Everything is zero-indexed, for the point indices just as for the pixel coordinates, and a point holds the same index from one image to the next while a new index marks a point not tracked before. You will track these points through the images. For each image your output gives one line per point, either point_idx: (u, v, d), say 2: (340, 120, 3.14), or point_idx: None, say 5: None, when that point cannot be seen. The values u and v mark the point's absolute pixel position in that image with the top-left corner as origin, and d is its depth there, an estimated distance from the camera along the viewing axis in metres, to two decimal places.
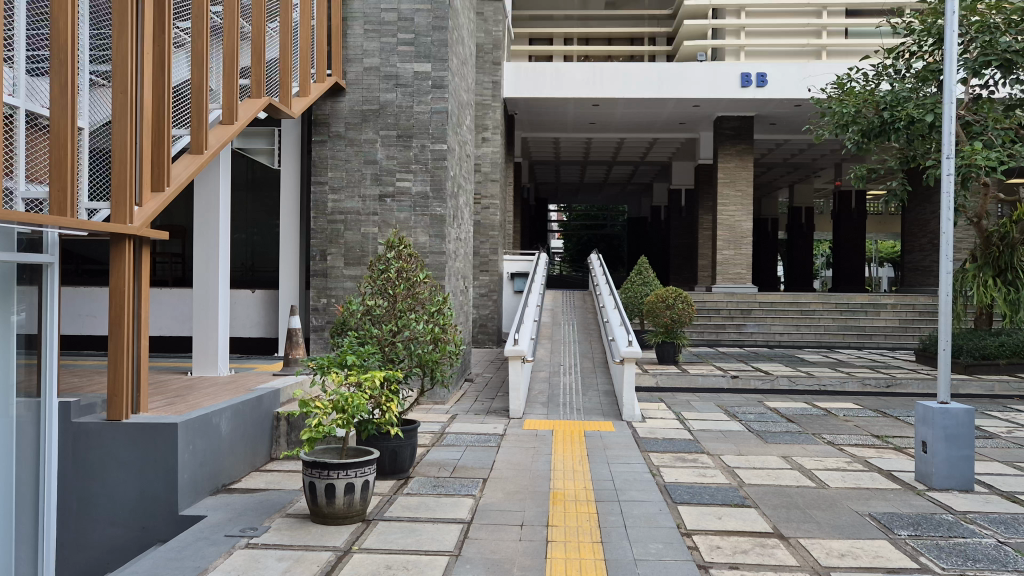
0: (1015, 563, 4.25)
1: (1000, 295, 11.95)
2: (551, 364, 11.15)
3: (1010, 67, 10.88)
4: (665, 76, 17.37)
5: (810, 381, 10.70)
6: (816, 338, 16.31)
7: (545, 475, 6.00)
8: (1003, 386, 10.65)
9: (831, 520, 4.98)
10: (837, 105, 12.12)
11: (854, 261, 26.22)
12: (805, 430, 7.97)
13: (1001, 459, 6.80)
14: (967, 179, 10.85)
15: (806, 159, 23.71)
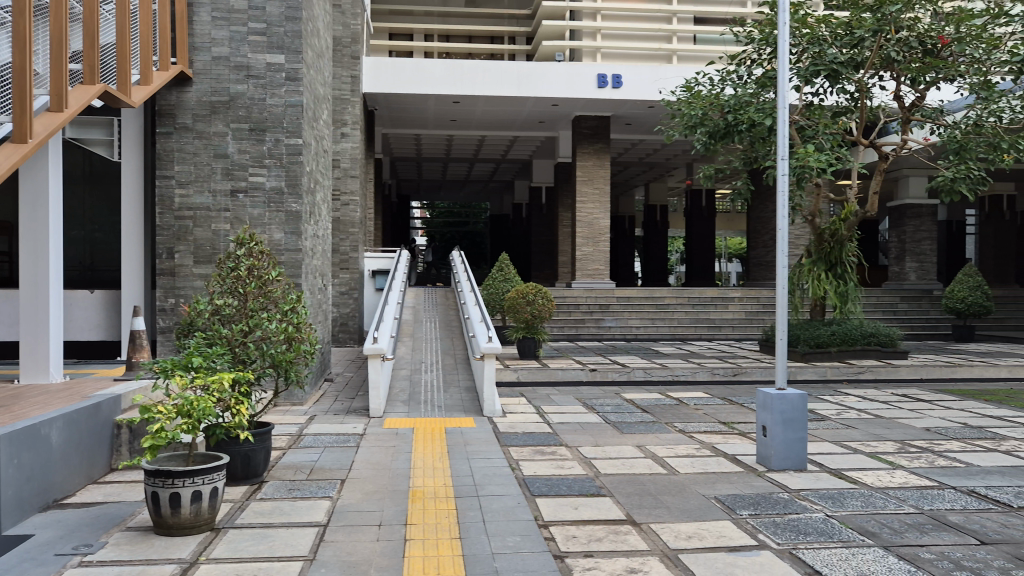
0: (841, 534, 4.59)
1: (832, 288, 12.96)
2: (411, 362, 11.05)
3: (836, 76, 11.72)
4: (524, 75, 17.63)
5: (663, 372, 11.15)
6: (670, 331, 16.98)
7: (404, 474, 5.95)
8: (835, 371, 11.48)
9: (680, 504, 5.20)
10: (685, 107, 12.68)
11: (704, 256, 27.52)
12: (658, 420, 8.28)
13: (831, 440, 7.32)
14: (802, 179, 11.59)
15: (660, 158, 24.69)
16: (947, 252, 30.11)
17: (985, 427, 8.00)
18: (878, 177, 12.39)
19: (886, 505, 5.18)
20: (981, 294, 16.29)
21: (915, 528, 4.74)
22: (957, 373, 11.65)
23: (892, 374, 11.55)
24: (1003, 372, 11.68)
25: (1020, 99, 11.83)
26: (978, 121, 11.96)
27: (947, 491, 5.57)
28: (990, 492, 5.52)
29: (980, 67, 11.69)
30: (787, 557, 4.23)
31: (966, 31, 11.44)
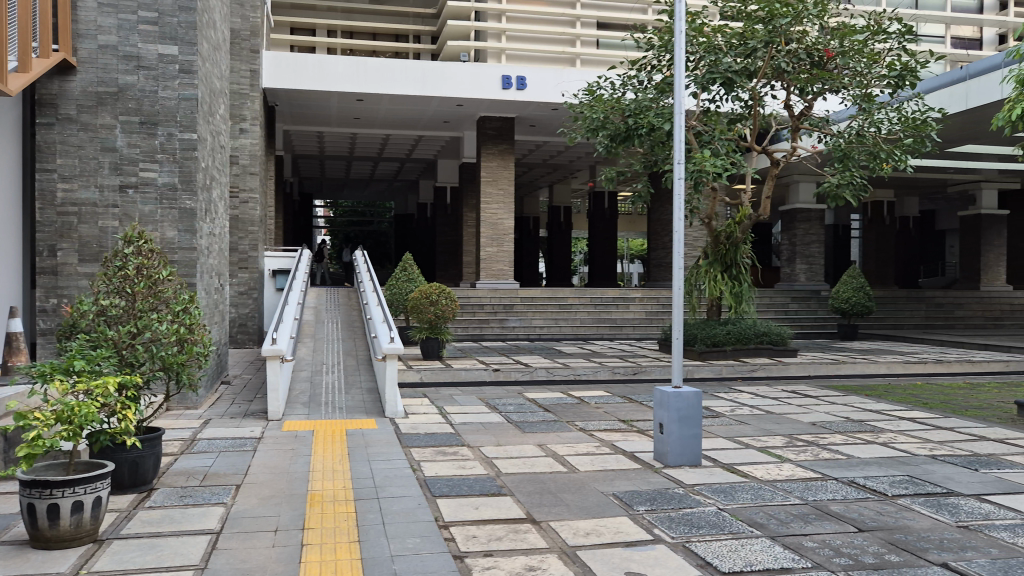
0: (731, 526, 4.76)
1: (727, 288, 13.43)
2: (312, 363, 10.83)
3: (731, 85, 12.15)
4: (429, 74, 17.56)
5: (565, 371, 11.30)
6: (573, 331, 17.22)
7: (303, 477, 5.84)
8: (729, 369, 11.87)
9: (579, 502, 5.28)
10: (587, 110, 12.89)
11: (607, 258, 28.04)
12: (559, 419, 8.39)
13: (724, 436, 7.57)
14: (698, 183, 11.95)
15: (564, 160, 25.02)
16: (834, 254, 31.62)
17: (865, 420, 8.44)
18: (769, 182, 12.86)
19: (773, 497, 5.40)
20: (864, 295, 17.16)
21: (800, 518, 4.96)
22: (842, 370, 12.25)
23: (782, 371, 12.05)
24: (883, 368, 12.35)
25: (898, 110, 12.55)
26: (861, 130, 12.61)
27: (830, 482, 5.86)
28: (869, 482, 5.83)
29: (862, 80, 12.34)
30: (680, 550, 4.35)
31: (849, 45, 12.04)
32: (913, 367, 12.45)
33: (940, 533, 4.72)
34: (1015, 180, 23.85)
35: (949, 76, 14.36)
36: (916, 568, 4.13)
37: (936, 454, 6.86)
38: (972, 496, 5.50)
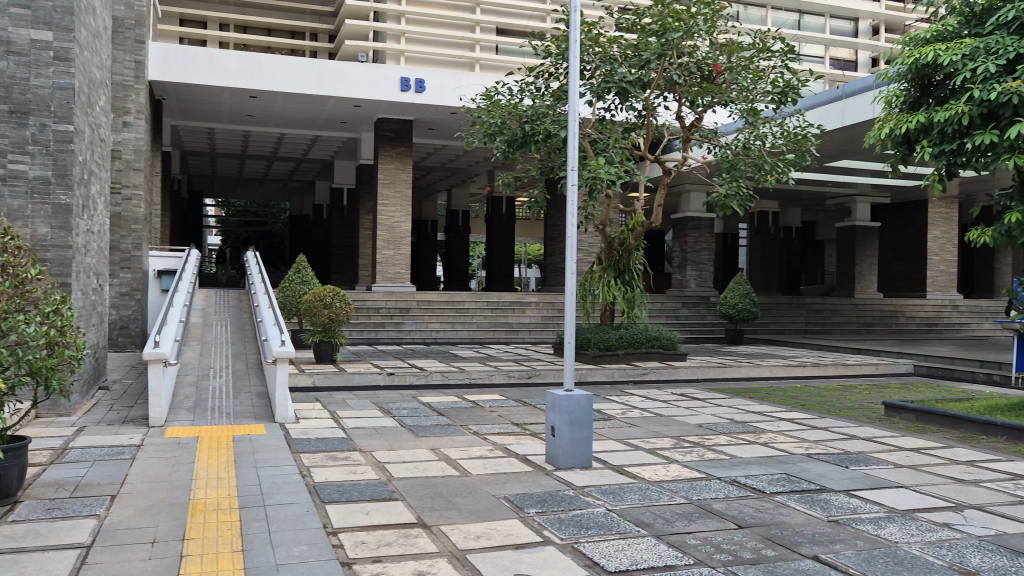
0: (619, 526, 4.86)
1: (620, 293, 13.75)
2: (198, 368, 10.44)
3: (625, 94, 12.44)
4: (325, 73, 17.25)
5: (461, 375, 11.30)
6: (470, 335, 17.25)
7: (185, 485, 5.61)
8: (621, 372, 12.14)
9: (470, 505, 5.28)
10: (484, 115, 12.92)
11: (505, 262, 28.21)
12: (453, 423, 8.37)
13: (615, 438, 7.72)
14: (592, 189, 12.15)
15: (462, 164, 25.06)
16: (722, 262, 32.85)
17: (748, 421, 8.79)
18: (662, 191, 13.19)
19: (660, 496, 5.55)
20: (750, 301, 17.85)
21: (684, 517, 5.11)
22: (728, 373, 12.72)
23: (671, 375, 12.40)
24: (765, 371, 12.90)
25: (781, 125, 13.13)
26: (747, 144, 13.12)
27: (714, 481, 6.06)
28: (749, 480, 6.07)
29: (749, 95, 12.85)
30: (569, 551, 4.41)
31: (736, 61, 12.56)
32: (792, 370, 13.06)
33: (812, 527, 4.95)
34: (886, 194, 25.38)
35: (826, 94, 15.13)
36: (789, 561, 4.32)
37: (811, 452, 7.21)
38: (842, 492, 5.80)
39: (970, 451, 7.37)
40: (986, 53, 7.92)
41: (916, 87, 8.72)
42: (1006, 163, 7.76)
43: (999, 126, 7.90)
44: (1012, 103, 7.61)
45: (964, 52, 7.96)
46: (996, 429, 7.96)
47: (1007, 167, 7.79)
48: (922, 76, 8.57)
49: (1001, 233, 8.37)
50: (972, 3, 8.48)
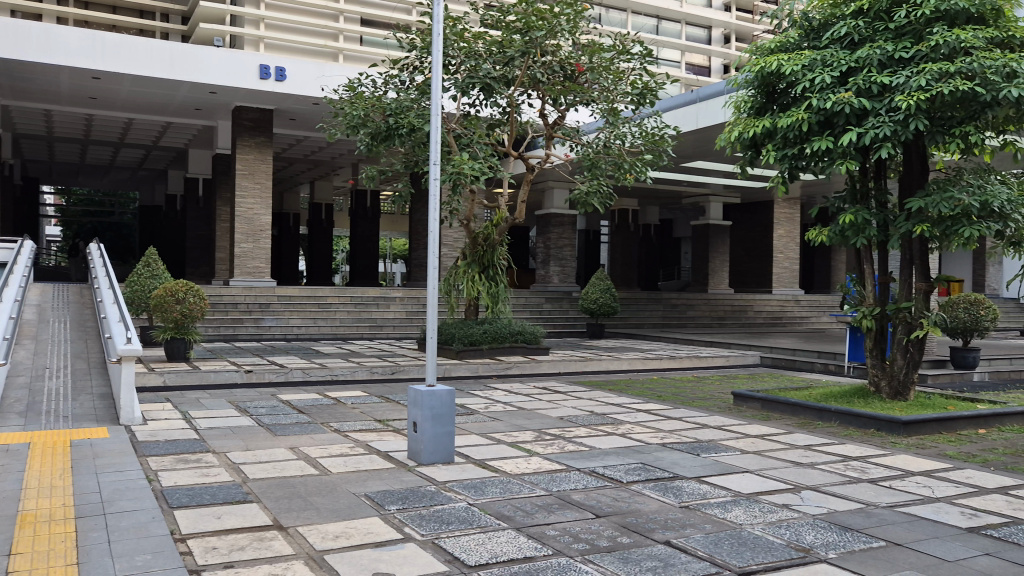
0: (479, 520, 4.88)
1: (484, 289, 13.84)
2: (32, 368, 9.70)
3: (489, 90, 12.54)
4: (177, 56, 16.42)
5: (322, 372, 11.05)
6: (332, 331, 16.88)
7: (14, 496, 5.19)
8: (484, 367, 12.23)
9: (330, 504, 5.16)
10: (347, 107, 12.70)
11: (369, 257, 27.81)
12: (313, 421, 8.16)
13: (477, 432, 7.75)
14: (456, 185, 12.16)
15: (325, 157, 24.51)
16: (584, 258, 33.75)
17: (607, 413, 9.03)
18: (525, 187, 13.31)
19: (521, 489, 5.62)
20: (610, 296, 18.39)
21: (544, 509, 5.20)
22: (587, 367, 13.07)
23: (534, 369, 12.60)
24: (624, 365, 13.33)
25: (639, 126, 13.55)
26: (607, 143, 13.46)
27: (573, 472, 6.20)
28: (607, 470, 6.24)
29: (609, 95, 13.16)
30: (429, 547, 4.38)
31: (597, 61, 12.91)
32: (650, 363, 13.56)
33: (665, 513, 5.15)
34: (736, 194, 26.72)
35: (682, 97, 15.76)
36: (643, 547, 4.47)
37: (666, 442, 7.50)
38: (693, 478, 6.07)
39: (808, 437, 7.88)
40: (823, 65, 8.48)
41: (762, 94, 9.20)
42: (839, 168, 8.34)
43: (834, 133, 8.47)
44: (845, 112, 8.19)
45: (804, 62, 8.49)
46: (832, 414, 8.56)
47: (840, 172, 8.37)
48: (767, 84, 9.07)
49: (836, 234, 8.97)
50: (810, 18, 9.05)
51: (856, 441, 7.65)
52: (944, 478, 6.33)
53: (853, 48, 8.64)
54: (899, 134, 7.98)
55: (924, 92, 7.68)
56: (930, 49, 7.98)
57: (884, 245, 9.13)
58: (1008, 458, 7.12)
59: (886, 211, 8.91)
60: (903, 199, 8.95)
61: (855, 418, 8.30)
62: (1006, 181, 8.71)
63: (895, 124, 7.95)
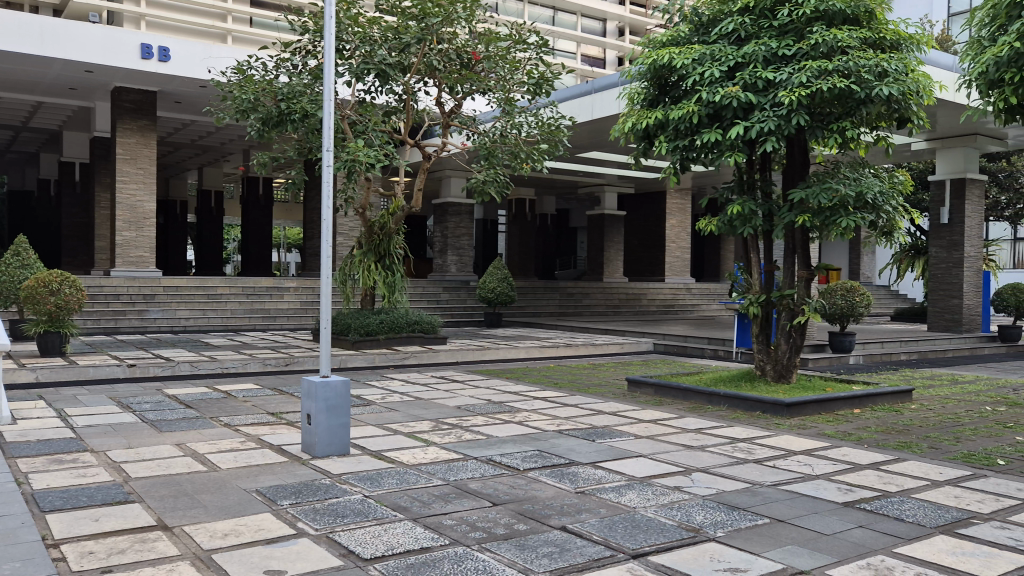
0: (374, 512, 4.81)
1: (381, 278, 13.66)
2: None
3: (385, 76, 12.36)
4: (48, 32, 15.45)
5: (212, 365, 10.66)
6: (223, 323, 16.33)
7: None
8: (381, 357, 12.10)
9: (218, 501, 4.98)
10: (236, 91, 12.25)
11: (261, 246, 27.02)
12: (201, 415, 7.86)
13: (374, 423, 7.64)
14: (351, 173, 11.94)
15: (214, 142, 23.65)
16: (482, 247, 33.84)
17: (504, 402, 9.08)
18: (422, 175, 13.16)
19: (417, 480, 5.58)
20: (507, 285, 18.50)
21: (441, 498, 5.17)
22: (485, 356, 13.11)
23: (431, 359, 12.54)
24: (521, 353, 13.45)
25: (535, 116, 13.62)
26: (504, 132, 13.48)
27: (470, 461, 6.19)
28: (504, 458, 6.27)
29: (505, 85, 13.21)
30: (323, 541, 4.29)
31: (493, 51, 12.93)
32: (546, 351, 13.73)
33: (561, 499, 5.21)
34: (631, 185, 27.31)
35: (577, 88, 15.94)
36: (539, 534, 4.50)
37: (561, 428, 7.60)
38: (589, 464, 6.17)
39: (698, 420, 8.14)
40: (712, 59, 8.74)
41: (654, 86, 9.40)
42: (728, 160, 8.60)
43: (722, 125, 8.74)
44: (732, 106, 8.47)
45: (694, 56, 8.72)
46: (721, 398, 8.87)
47: (728, 164, 8.62)
48: (659, 76, 9.26)
49: (724, 224, 9.28)
50: (700, 13, 9.29)
51: (743, 423, 7.96)
52: (823, 456, 6.66)
53: (740, 43, 8.93)
54: (782, 128, 8.31)
55: (805, 89, 8.03)
56: (810, 48, 8.36)
57: (769, 234, 9.49)
58: (880, 435, 7.55)
59: (771, 202, 9.26)
60: (786, 190, 9.33)
61: (741, 402, 8.63)
62: (879, 175, 9.20)
63: (779, 119, 8.28)
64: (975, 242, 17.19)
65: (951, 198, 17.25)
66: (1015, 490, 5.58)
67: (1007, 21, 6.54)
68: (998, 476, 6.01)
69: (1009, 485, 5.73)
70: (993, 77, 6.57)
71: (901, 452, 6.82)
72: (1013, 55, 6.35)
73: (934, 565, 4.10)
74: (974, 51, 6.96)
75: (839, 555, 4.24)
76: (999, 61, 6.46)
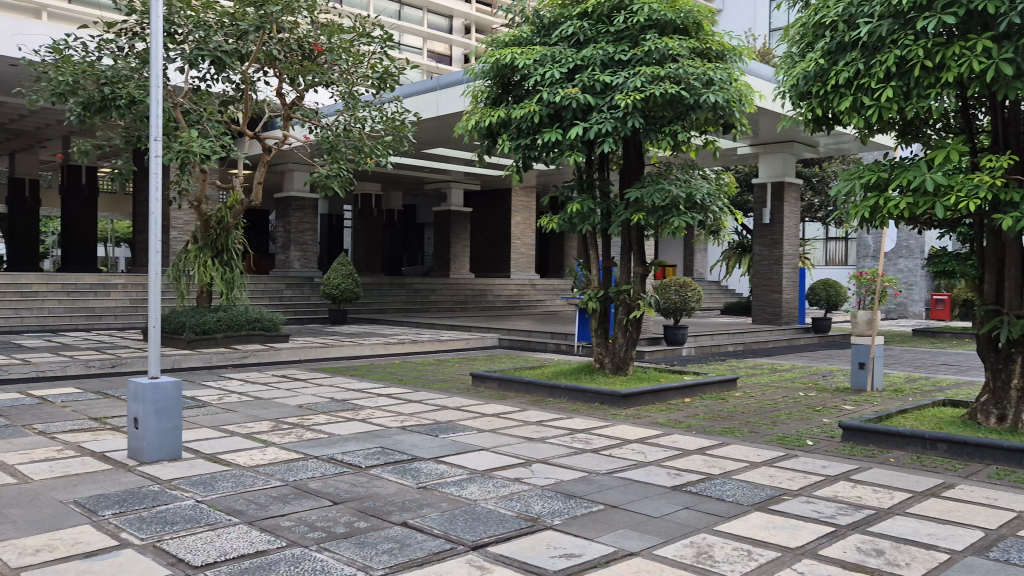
0: (207, 517, 4.63)
1: (218, 274, 13.08)
2: None
3: (220, 64, 11.85)
4: None
5: (25, 368, 9.85)
6: (39, 323, 15.09)
7: None
8: (219, 356, 11.59)
9: (29, 516, 4.63)
10: (52, 71, 11.35)
11: (84, 240, 25.16)
12: (12, 424, 7.26)
13: (208, 425, 7.34)
14: (184, 164, 11.34)
15: (28, 126, 21.81)
16: (327, 243, 33.14)
17: (347, 399, 8.97)
18: (261, 168, 12.72)
19: (254, 482, 5.41)
20: (352, 282, 18.21)
21: (279, 500, 5.05)
22: (329, 353, 12.86)
23: (272, 357, 12.16)
24: (366, 350, 13.31)
25: (379, 110, 13.47)
26: (347, 126, 13.23)
27: (310, 460, 6.08)
28: (346, 456, 6.19)
29: (348, 78, 12.98)
30: (149, 551, 4.09)
31: (336, 43, 12.70)
32: (392, 348, 13.65)
33: (403, 495, 5.22)
34: (477, 182, 27.52)
35: (421, 84, 15.92)
36: (379, 531, 4.49)
37: (405, 424, 7.59)
38: (431, 459, 6.20)
39: (539, 413, 8.35)
40: (552, 60, 8.97)
41: (498, 85, 9.57)
42: (568, 159, 8.85)
43: (562, 126, 8.98)
44: (572, 107, 8.72)
45: (535, 57, 8.93)
46: (561, 391, 9.14)
47: (569, 163, 8.88)
48: (502, 75, 9.42)
49: (564, 222, 9.54)
50: (541, 15, 9.51)
51: (582, 415, 8.25)
52: (655, 443, 7.01)
53: (579, 46, 9.22)
54: (618, 130, 8.65)
55: (639, 93, 8.40)
56: (644, 54, 8.77)
57: (606, 232, 9.84)
58: (706, 422, 8.03)
59: (609, 200, 9.61)
60: (623, 189, 9.71)
61: (581, 393, 8.93)
62: (707, 177, 9.77)
63: (615, 121, 8.61)
64: (792, 240, 18.60)
65: (772, 200, 18.55)
66: (822, 468, 6.10)
67: (814, 39, 7.16)
68: (808, 455, 6.55)
69: (817, 463, 6.26)
70: (803, 89, 7.13)
71: (725, 437, 7.30)
72: (819, 69, 6.96)
73: (750, 539, 4.42)
74: (787, 65, 7.53)
75: (666, 536, 4.49)
76: (808, 75, 7.05)
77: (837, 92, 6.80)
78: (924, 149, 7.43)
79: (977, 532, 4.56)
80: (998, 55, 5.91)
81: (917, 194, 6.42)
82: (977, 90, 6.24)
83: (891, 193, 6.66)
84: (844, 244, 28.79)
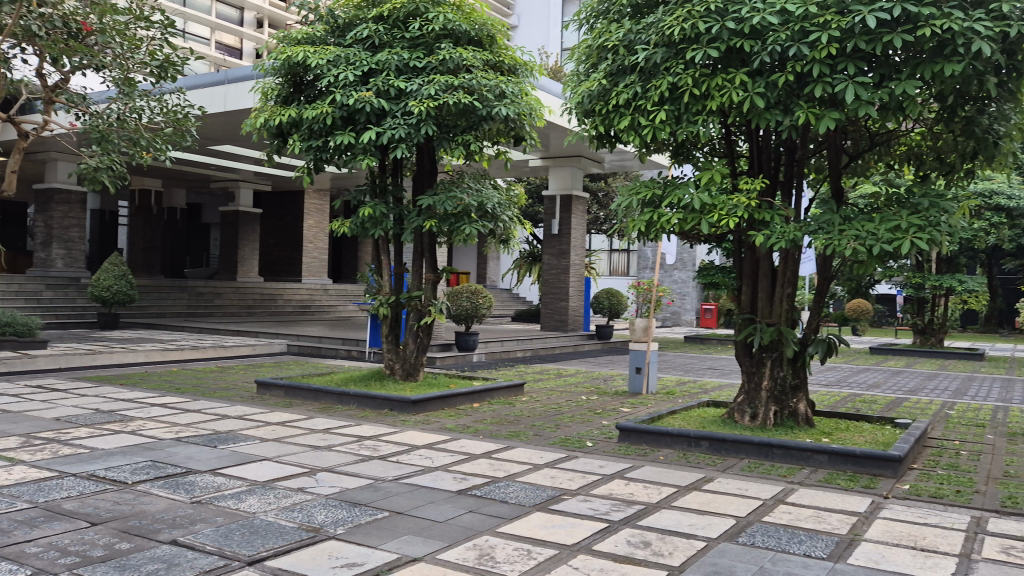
0: None
1: None
2: None
3: None
4: None
5: None
6: None
7: None
8: None
9: None
10: None
11: None
12: None
13: None
14: None
15: None
16: (97, 241, 30.56)
17: (115, 410, 8.28)
18: (17, 156, 11.48)
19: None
20: (125, 284, 16.87)
21: (25, 524, 4.55)
22: (96, 361, 11.82)
23: (27, 366, 10.97)
24: (140, 358, 12.37)
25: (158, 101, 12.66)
26: (121, 116, 12.27)
27: (67, 479, 5.54)
28: (110, 472, 5.71)
29: (123, 63, 12.02)
30: None
31: (108, 24, 11.75)
32: (170, 355, 12.79)
33: (173, 511, 4.89)
34: (267, 182, 26.48)
35: (207, 77, 15.15)
36: (144, 551, 4.18)
37: (180, 436, 7.13)
38: (207, 471, 5.86)
39: (327, 420, 8.15)
40: (346, 62, 8.81)
41: (289, 83, 9.25)
42: (360, 163, 8.73)
43: (355, 129, 8.85)
44: (365, 110, 8.62)
45: (328, 58, 8.73)
46: (350, 398, 8.97)
47: (361, 166, 8.75)
48: (293, 73, 9.13)
49: (356, 227, 9.36)
50: (335, 15, 9.32)
51: (370, 421, 8.14)
52: (443, 448, 7.06)
53: (374, 50, 9.14)
54: (411, 136, 8.67)
55: (433, 101, 8.45)
56: (438, 62, 8.85)
57: (399, 237, 9.80)
58: (493, 427, 8.21)
59: (401, 207, 9.58)
60: (415, 195, 9.72)
61: (370, 400, 8.83)
62: (498, 187, 9.98)
63: (408, 127, 8.61)
64: (578, 251, 19.51)
65: (560, 212, 19.37)
66: (599, 467, 6.43)
67: (597, 60, 7.57)
68: (586, 456, 6.88)
69: (594, 463, 6.59)
70: (587, 106, 7.52)
71: (510, 441, 7.50)
72: (601, 89, 7.37)
73: (529, 539, 4.57)
74: (574, 83, 7.91)
75: (450, 540, 4.54)
76: (592, 94, 7.44)
77: (618, 112, 7.22)
78: (693, 169, 8.06)
79: (729, 520, 4.99)
80: (753, 89, 6.55)
81: (686, 211, 6.94)
82: (735, 119, 6.86)
83: (665, 210, 7.15)
84: (625, 255, 30.65)
